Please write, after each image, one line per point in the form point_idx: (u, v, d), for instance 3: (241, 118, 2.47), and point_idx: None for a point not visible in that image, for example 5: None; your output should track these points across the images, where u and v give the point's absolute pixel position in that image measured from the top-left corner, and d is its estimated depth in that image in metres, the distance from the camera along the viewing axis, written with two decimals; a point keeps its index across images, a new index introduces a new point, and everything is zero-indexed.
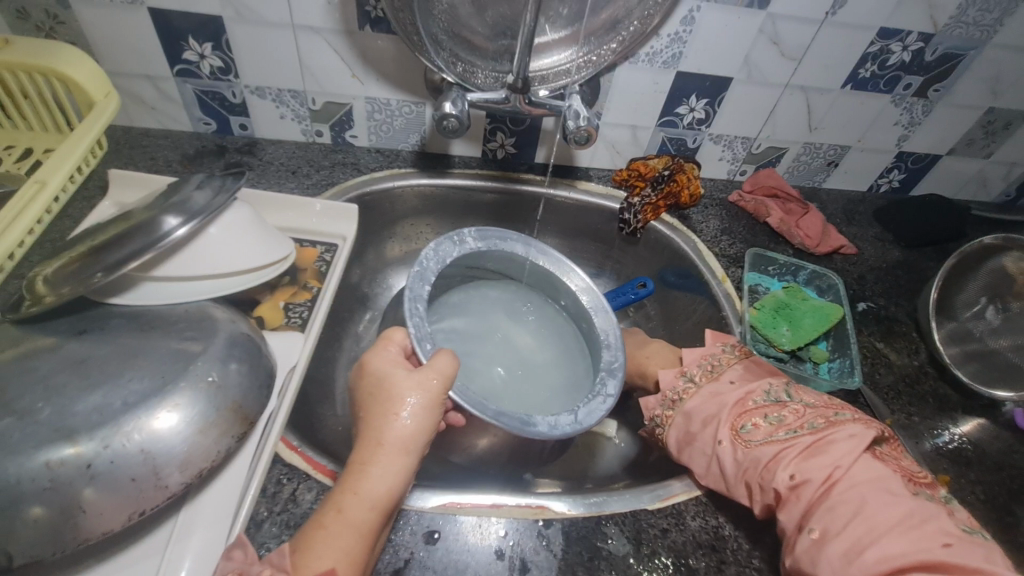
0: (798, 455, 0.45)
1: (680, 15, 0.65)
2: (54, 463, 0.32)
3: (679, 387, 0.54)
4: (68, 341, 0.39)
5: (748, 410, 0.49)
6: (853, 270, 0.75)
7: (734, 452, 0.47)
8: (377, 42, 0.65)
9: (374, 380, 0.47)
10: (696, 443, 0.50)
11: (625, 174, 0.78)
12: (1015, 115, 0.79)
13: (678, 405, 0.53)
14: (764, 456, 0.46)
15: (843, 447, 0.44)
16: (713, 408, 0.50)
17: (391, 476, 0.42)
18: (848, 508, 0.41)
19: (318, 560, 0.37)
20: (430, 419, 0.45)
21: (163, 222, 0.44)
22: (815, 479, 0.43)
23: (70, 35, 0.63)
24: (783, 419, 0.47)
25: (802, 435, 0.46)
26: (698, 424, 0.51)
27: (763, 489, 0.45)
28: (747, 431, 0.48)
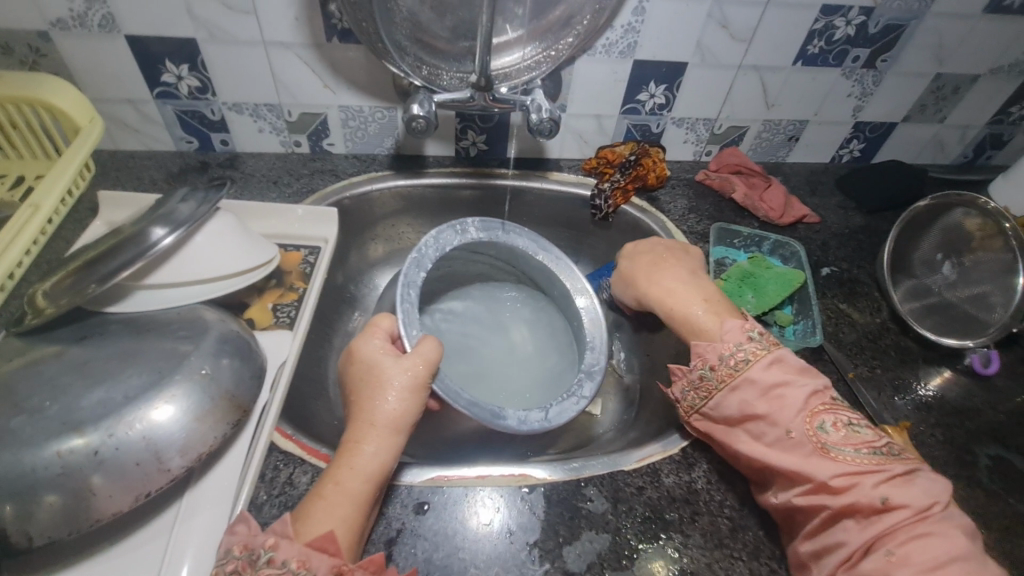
0: (886, 479, 0.43)
1: (630, 6, 0.67)
2: (65, 451, 0.35)
3: (746, 347, 0.50)
4: (69, 347, 0.42)
5: (831, 407, 0.47)
6: (816, 238, 0.79)
7: (817, 449, 0.45)
8: (345, 53, 0.68)
9: (363, 365, 0.50)
10: (774, 421, 0.47)
11: (594, 162, 0.81)
12: (964, 79, 0.82)
13: (743, 366, 0.49)
14: (845, 466, 0.44)
15: (928, 482, 0.44)
16: (792, 393, 0.47)
17: (381, 452, 0.46)
18: (934, 540, 0.40)
19: (317, 525, 0.41)
20: (414, 398, 0.48)
21: (150, 233, 0.47)
22: (910, 507, 0.42)
23: (52, 66, 0.66)
24: (865, 433, 0.46)
25: (888, 460, 0.45)
26: (767, 403, 0.47)
27: (833, 495, 0.44)
28: (826, 432, 0.46)
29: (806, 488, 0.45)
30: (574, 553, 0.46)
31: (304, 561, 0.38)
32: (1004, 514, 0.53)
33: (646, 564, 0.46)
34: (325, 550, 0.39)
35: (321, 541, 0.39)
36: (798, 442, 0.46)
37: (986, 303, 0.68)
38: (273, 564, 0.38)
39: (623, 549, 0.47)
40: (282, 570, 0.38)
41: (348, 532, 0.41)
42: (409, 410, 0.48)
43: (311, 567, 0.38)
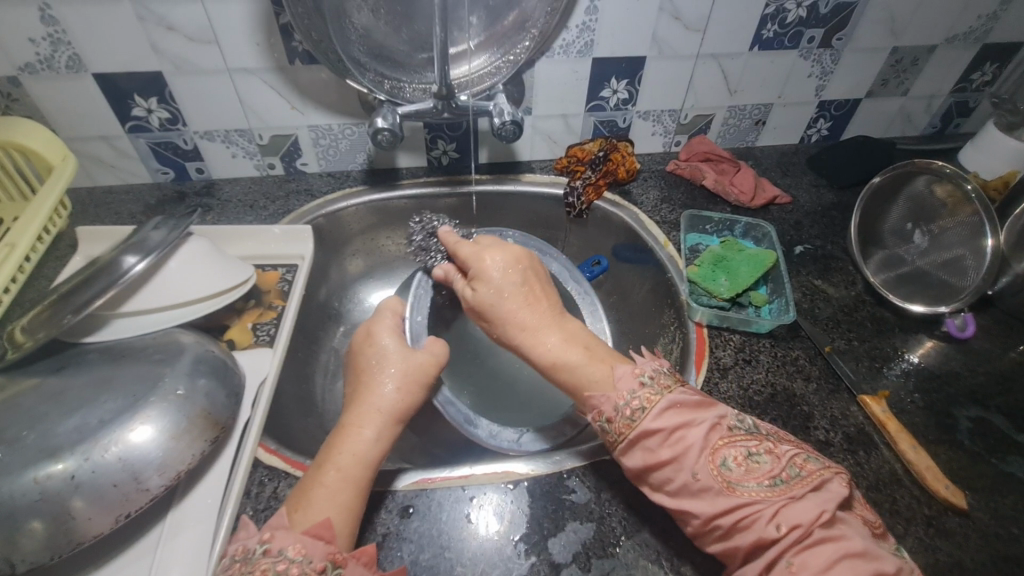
0: (787, 504, 0.41)
1: (583, 6, 0.69)
2: (42, 477, 0.37)
3: (639, 394, 0.47)
4: (48, 378, 0.43)
5: (725, 440, 0.45)
6: (790, 217, 0.80)
7: (715, 489, 0.43)
8: (309, 73, 0.70)
9: (375, 351, 0.54)
10: (673, 472, 0.44)
11: (565, 161, 0.82)
12: (920, 51, 0.83)
13: (638, 416, 0.46)
14: (748, 505, 0.42)
15: (828, 495, 0.41)
16: (691, 435, 0.45)
17: (377, 440, 0.48)
18: (831, 549, 0.38)
19: (315, 512, 0.42)
20: (417, 390, 0.52)
21: (122, 262, 0.48)
22: (803, 525, 0.40)
23: (25, 110, 0.68)
24: (765, 462, 0.43)
25: (789, 484, 0.42)
26: (669, 449, 0.45)
27: (742, 533, 0.42)
28: (727, 468, 0.44)
29: (719, 533, 0.43)
30: (559, 544, 0.47)
31: (301, 548, 0.40)
32: (988, 475, 0.54)
33: (631, 550, 0.47)
34: (321, 538, 0.41)
35: (318, 528, 0.41)
36: (702, 486, 0.43)
37: (959, 267, 0.68)
38: (269, 555, 0.39)
39: (607, 536, 0.47)
40: (279, 559, 0.39)
41: (344, 519, 0.43)
42: (411, 401, 0.52)
43: (307, 554, 0.39)
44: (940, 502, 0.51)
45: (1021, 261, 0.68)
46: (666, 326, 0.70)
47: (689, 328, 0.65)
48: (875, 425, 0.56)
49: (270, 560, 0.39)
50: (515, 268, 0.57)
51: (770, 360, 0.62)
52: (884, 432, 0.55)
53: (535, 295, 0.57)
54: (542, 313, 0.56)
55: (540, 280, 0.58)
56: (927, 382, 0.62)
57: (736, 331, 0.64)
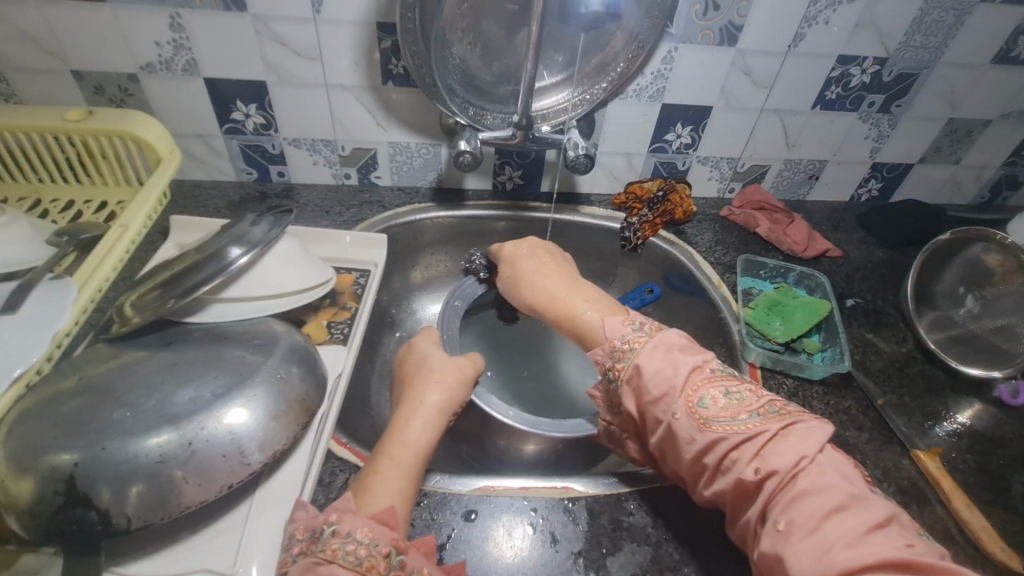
0: (763, 443, 0.44)
1: (660, 55, 0.73)
2: (163, 442, 0.39)
3: (629, 337, 0.53)
4: (158, 351, 0.47)
5: (707, 383, 0.48)
6: (840, 270, 0.82)
7: (692, 429, 0.46)
8: (398, 95, 0.75)
9: (420, 359, 0.59)
10: (658, 407, 0.48)
11: (623, 197, 0.86)
12: (975, 123, 0.86)
13: (630, 356, 0.51)
14: (727, 443, 0.44)
15: (806, 436, 0.43)
16: (671, 375, 0.48)
17: (426, 430, 0.52)
18: (815, 500, 0.40)
19: (377, 500, 0.45)
20: (457, 389, 0.56)
21: (228, 252, 0.52)
22: (783, 469, 0.42)
23: (136, 104, 0.73)
24: (744, 399, 0.46)
25: (767, 420, 0.45)
26: (654, 390, 0.48)
27: (725, 475, 0.44)
28: (705, 407, 0.46)
29: (707, 476, 0.46)
30: (617, 563, 0.48)
31: (369, 531, 0.41)
32: None
33: None
34: (387, 524, 0.43)
35: (383, 515, 0.43)
36: (683, 427, 0.46)
37: (1011, 335, 0.70)
38: (339, 536, 0.41)
39: (664, 561, 0.48)
40: (348, 540, 0.40)
41: (404, 507, 0.45)
42: (454, 398, 0.55)
43: (374, 537, 0.41)
44: (993, 563, 0.51)
45: None
46: (715, 364, 0.72)
47: (743, 367, 0.67)
48: (927, 480, 0.57)
49: (340, 541, 0.40)
50: (535, 249, 0.68)
51: (822, 407, 0.63)
52: (936, 489, 0.56)
53: (547, 264, 0.66)
54: (556, 273, 0.65)
55: (557, 258, 0.68)
56: (984, 451, 0.62)
57: (789, 375, 0.66)
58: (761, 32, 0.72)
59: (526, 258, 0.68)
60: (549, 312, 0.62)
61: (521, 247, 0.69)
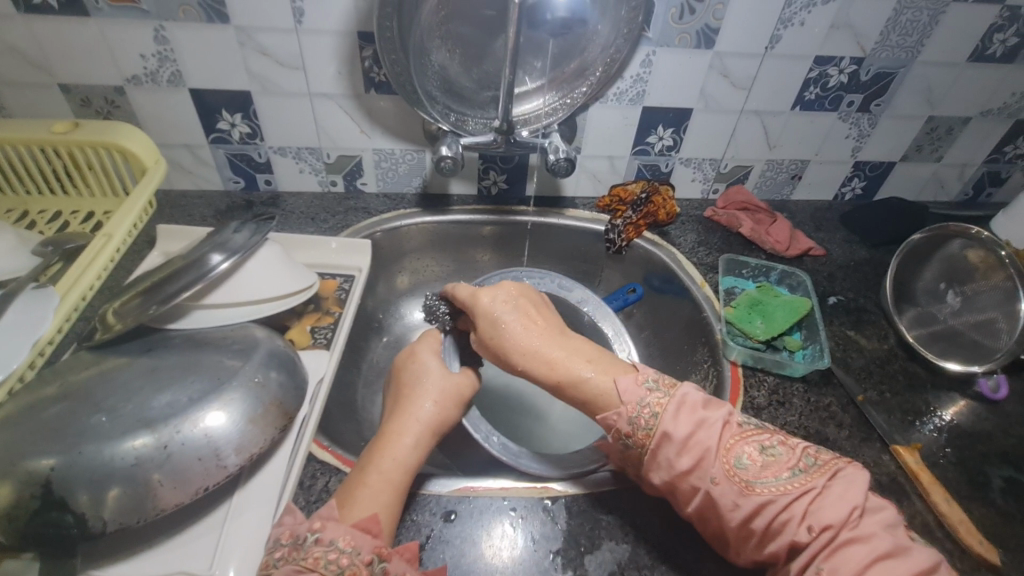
0: (810, 501, 0.42)
1: (639, 59, 0.74)
2: (140, 445, 0.40)
3: (649, 400, 0.49)
4: (138, 357, 0.47)
5: (739, 439, 0.47)
6: (823, 269, 0.82)
7: (734, 494, 0.44)
8: (381, 103, 0.76)
9: (417, 368, 0.58)
10: (691, 476, 0.46)
11: (607, 200, 0.86)
12: (954, 121, 0.86)
13: (654, 423, 0.48)
14: (773, 505, 0.43)
15: (847, 484, 0.43)
16: (705, 437, 0.46)
17: (416, 448, 0.51)
18: (863, 549, 0.39)
19: (362, 508, 0.45)
20: (451, 406, 0.56)
21: (208, 259, 0.53)
22: (833, 525, 0.41)
23: (123, 116, 0.74)
24: (782, 454, 0.45)
25: (810, 475, 0.44)
26: (687, 458, 0.46)
27: (774, 539, 0.43)
28: (743, 466, 0.45)
29: (755, 541, 0.44)
30: (594, 561, 0.48)
31: (350, 540, 0.42)
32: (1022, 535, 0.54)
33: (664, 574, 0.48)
34: (369, 532, 0.43)
35: (366, 522, 0.43)
36: (722, 493, 0.44)
37: (992, 330, 0.70)
38: (321, 544, 0.41)
39: (641, 558, 0.49)
40: (330, 548, 0.41)
41: (389, 516, 0.46)
42: (446, 415, 0.55)
43: (356, 546, 0.42)
44: (970, 556, 0.51)
45: None
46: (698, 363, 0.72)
47: (724, 366, 0.67)
48: (906, 475, 0.57)
49: (322, 550, 0.41)
50: (508, 296, 0.59)
51: (802, 404, 0.63)
52: (915, 483, 0.56)
53: (533, 313, 0.58)
54: (541, 330, 0.57)
55: (536, 304, 0.60)
56: (966, 445, 0.62)
57: (770, 373, 0.66)
58: (737, 34, 0.73)
59: (508, 312, 0.58)
60: (546, 380, 0.54)
61: (495, 299, 0.59)
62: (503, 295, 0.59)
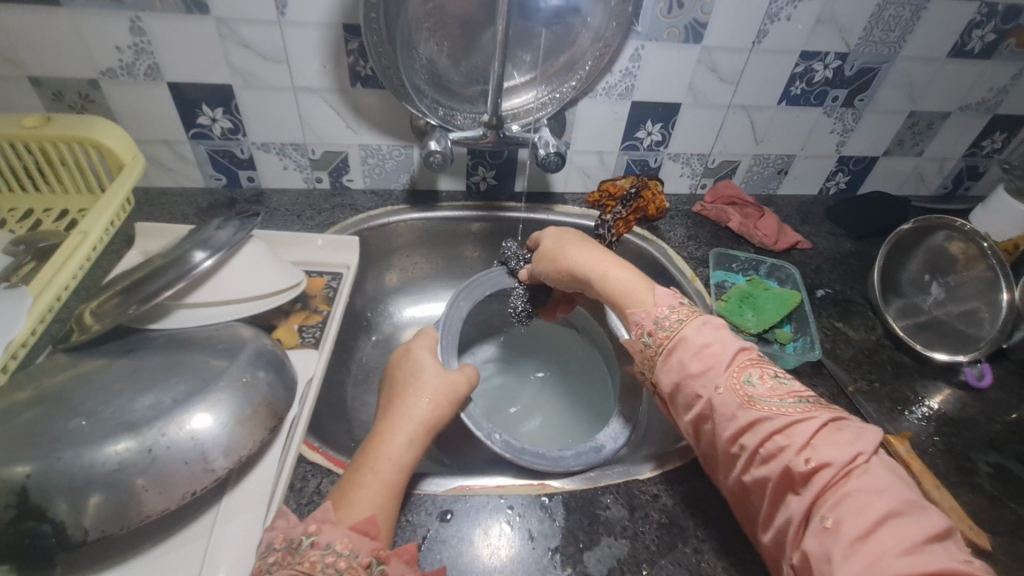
0: (813, 432, 0.42)
1: (628, 54, 0.74)
2: (121, 449, 0.38)
3: (677, 309, 0.53)
4: (117, 359, 0.45)
5: (751, 362, 0.47)
6: (810, 262, 0.83)
7: (735, 404, 0.45)
8: (367, 98, 0.75)
9: (411, 366, 0.57)
10: (698, 380, 0.47)
11: (597, 196, 0.85)
12: (935, 116, 0.88)
13: (677, 327, 0.51)
14: (772, 423, 0.43)
15: (856, 435, 0.42)
16: (718, 349, 0.48)
17: (412, 447, 0.50)
18: (868, 500, 0.37)
19: (359, 510, 0.44)
20: (448, 404, 0.55)
21: (191, 257, 0.51)
22: (836, 464, 0.40)
23: (98, 111, 0.72)
24: (790, 384, 0.46)
25: (817, 409, 0.44)
26: (699, 362, 0.48)
27: (767, 462, 0.42)
28: (751, 383, 0.46)
29: (746, 459, 0.44)
30: (594, 557, 0.48)
31: (348, 543, 0.41)
32: (1010, 519, 0.55)
33: (665, 568, 0.48)
34: (368, 534, 0.42)
35: (365, 525, 0.42)
36: (725, 400, 0.45)
37: (974, 319, 0.72)
38: (317, 547, 0.40)
39: (640, 553, 0.48)
40: (328, 551, 0.40)
41: (385, 517, 0.44)
42: (442, 414, 0.54)
43: (354, 548, 0.41)
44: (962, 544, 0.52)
45: None
46: None
47: None
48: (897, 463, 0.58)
49: (319, 552, 0.40)
50: (566, 231, 0.68)
51: None
52: (908, 472, 0.57)
53: (587, 237, 0.67)
54: (592, 242, 0.66)
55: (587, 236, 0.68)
56: (955, 433, 0.63)
57: None
58: (725, 29, 0.74)
59: (551, 237, 0.68)
60: (591, 270, 0.62)
61: (551, 233, 0.68)
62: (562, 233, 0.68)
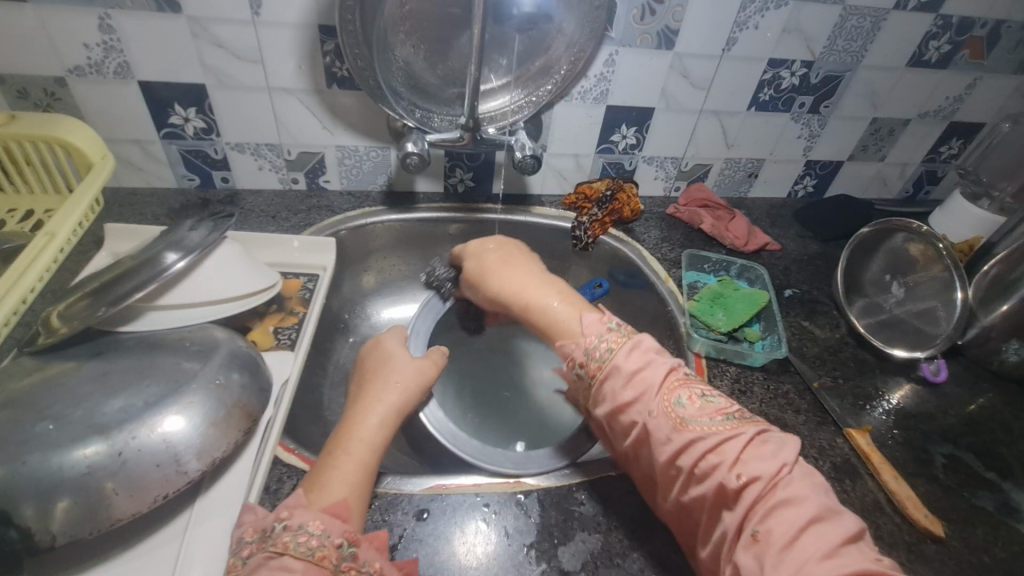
0: (741, 447, 0.44)
1: (602, 59, 0.76)
2: (90, 453, 0.38)
3: (608, 337, 0.53)
4: (86, 362, 0.45)
5: (679, 385, 0.49)
6: (778, 263, 0.86)
7: (668, 428, 0.47)
8: (344, 98, 0.75)
9: (378, 354, 0.59)
10: (633, 408, 0.49)
11: (573, 198, 0.87)
12: (896, 122, 0.92)
13: (607, 357, 0.52)
14: (703, 443, 0.45)
15: (777, 445, 0.44)
16: (650, 375, 0.50)
17: (384, 428, 0.51)
18: (794, 510, 0.39)
19: (333, 492, 0.44)
20: (417, 387, 0.56)
21: (163, 258, 0.50)
22: (762, 477, 0.42)
23: (65, 109, 0.70)
24: (718, 402, 0.48)
25: (741, 425, 0.46)
26: (631, 389, 0.49)
27: (701, 480, 0.44)
28: (681, 406, 0.47)
29: (682, 480, 0.45)
30: (568, 552, 0.49)
31: (321, 524, 0.41)
32: (962, 507, 0.58)
33: (637, 561, 0.49)
34: (338, 517, 0.42)
35: (336, 507, 0.43)
36: (658, 426, 0.47)
37: (931, 317, 0.75)
38: (289, 530, 0.40)
39: (614, 547, 0.49)
40: (300, 532, 0.40)
41: (357, 501, 0.45)
42: (411, 396, 0.55)
43: (326, 529, 0.41)
44: (918, 530, 0.54)
45: (985, 315, 0.75)
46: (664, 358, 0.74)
47: (689, 358, 0.69)
48: (858, 456, 0.60)
49: (291, 535, 0.40)
50: (495, 246, 0.69)
51: (762, 392, 0.66)
52: (867, 463, 0.59)
53: (513, 258, 0.67)
54: (519, 264, 0.65)
55: (520, 254, 0.68)
56: (914, 427, 0.66)
57: (732, 363, 0.69)
58: (696, 36, 0.76)
59: (491, 250, 0.68)
60: (516, 297, 0.62)
61: (483, 245, 0.69)
62: (500, 248, 0.68)
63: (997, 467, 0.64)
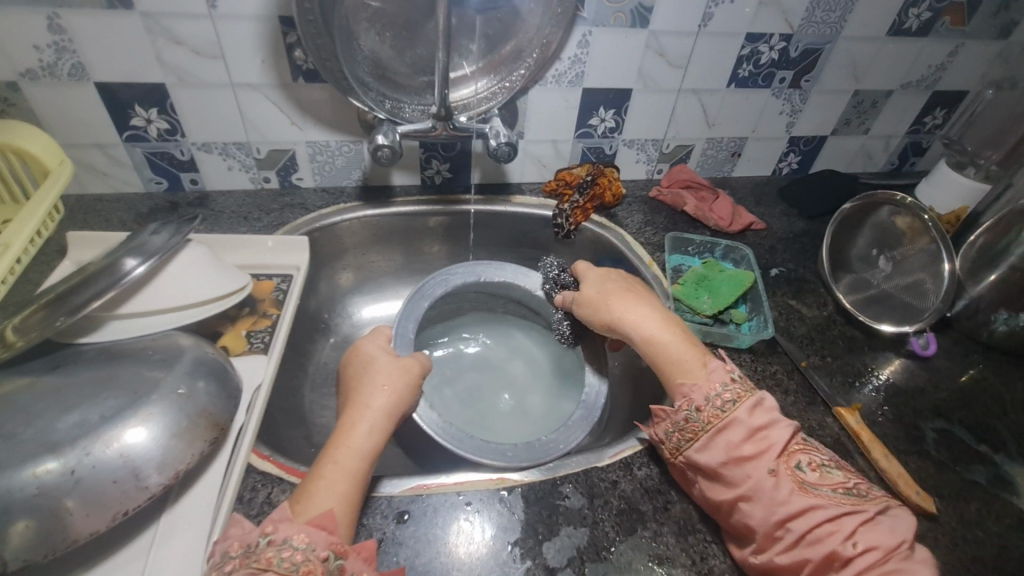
0: (859, 521, 0.44)
1: (576, 40, 0.74)
2: (42, 472, 0.36)
3: (731, 388, 0.50)
4: (40, 377, 0.43)
5: (800, 448, 0.48)
6: (764, 242, 0.85)
7: (784, 487, 0.46)
8: (311, 92, 0.72)
9: (361, 357, 0.58)
10: (747, 464, 0.47)
11: (553, 184, 0.84)
12: (878, 94, 0.90)
13: (729, 407, 0.49)
14: (823, 511, 0.44)
15: (894, 522, 0.44)
16: (774, 435, 0.48)
17: (373, 435, 0.50)
18: None
19: (319, 504, 0.43)
20: (404, 390, 0.55)
21: (121, 265, 0.48)
22: (880, 549, 0.42)
23: (20, 115, 0.67)
24: (837, 474, 0.47)
25: (862, 501, 0.46)
26: (751, 446, 0.48)
27: (811, 546, 0.44)
28: (802, 471, 0.47)
29: (787, 541, 0.44)
30: (553, 548, 0.48)
31: (305, 537, 0.40)
32: (953, 483, 0.57)
33: (624, 553, 0.48)
34: (323, 528, 0.41)
35: (320, 519, 0.41)
36: (775, 486, 0.46)
37: (920, 291, 0.74)
38: (274, 545, 0.39)
39: (601, 541, 0.48)
40: (284, 547, 0.39)
41: (345, 511, 0.44)
42: (400, 399, 0.54)
43: (311, 542, 0.40)
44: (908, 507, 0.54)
45: (974, 286, 0.74)
46: None
47: None
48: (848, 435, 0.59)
49: (276, 549, 0.39)
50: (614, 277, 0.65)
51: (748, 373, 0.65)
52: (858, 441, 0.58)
53: (634, 288, 0.63)
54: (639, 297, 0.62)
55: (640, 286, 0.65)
56: (905, 403, 0.65)
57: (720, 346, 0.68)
58: (670, 13, 0.73)
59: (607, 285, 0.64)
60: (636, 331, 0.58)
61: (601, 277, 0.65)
62: (607, 279, 0.65)
63: (989, 441, 0.63)
